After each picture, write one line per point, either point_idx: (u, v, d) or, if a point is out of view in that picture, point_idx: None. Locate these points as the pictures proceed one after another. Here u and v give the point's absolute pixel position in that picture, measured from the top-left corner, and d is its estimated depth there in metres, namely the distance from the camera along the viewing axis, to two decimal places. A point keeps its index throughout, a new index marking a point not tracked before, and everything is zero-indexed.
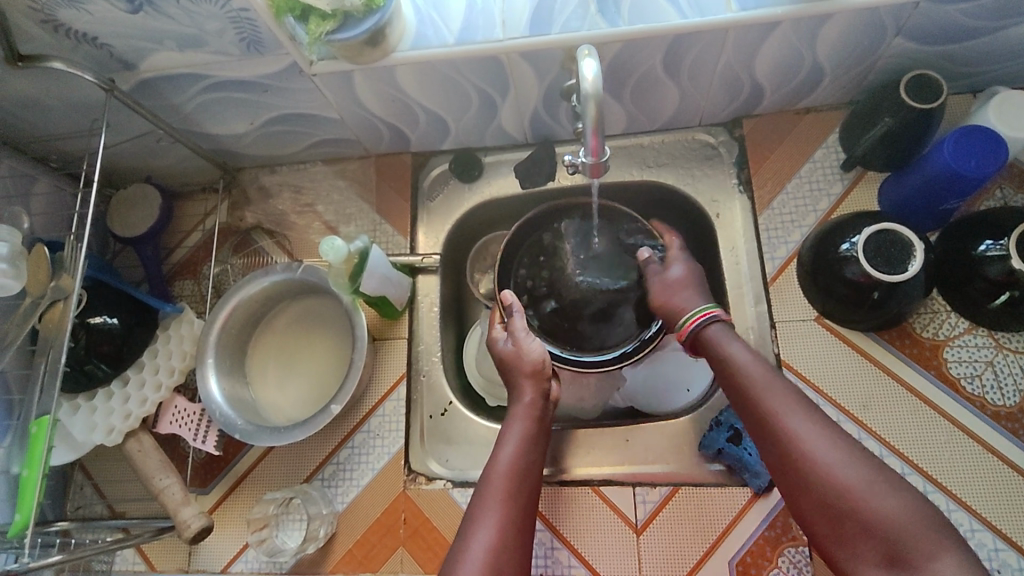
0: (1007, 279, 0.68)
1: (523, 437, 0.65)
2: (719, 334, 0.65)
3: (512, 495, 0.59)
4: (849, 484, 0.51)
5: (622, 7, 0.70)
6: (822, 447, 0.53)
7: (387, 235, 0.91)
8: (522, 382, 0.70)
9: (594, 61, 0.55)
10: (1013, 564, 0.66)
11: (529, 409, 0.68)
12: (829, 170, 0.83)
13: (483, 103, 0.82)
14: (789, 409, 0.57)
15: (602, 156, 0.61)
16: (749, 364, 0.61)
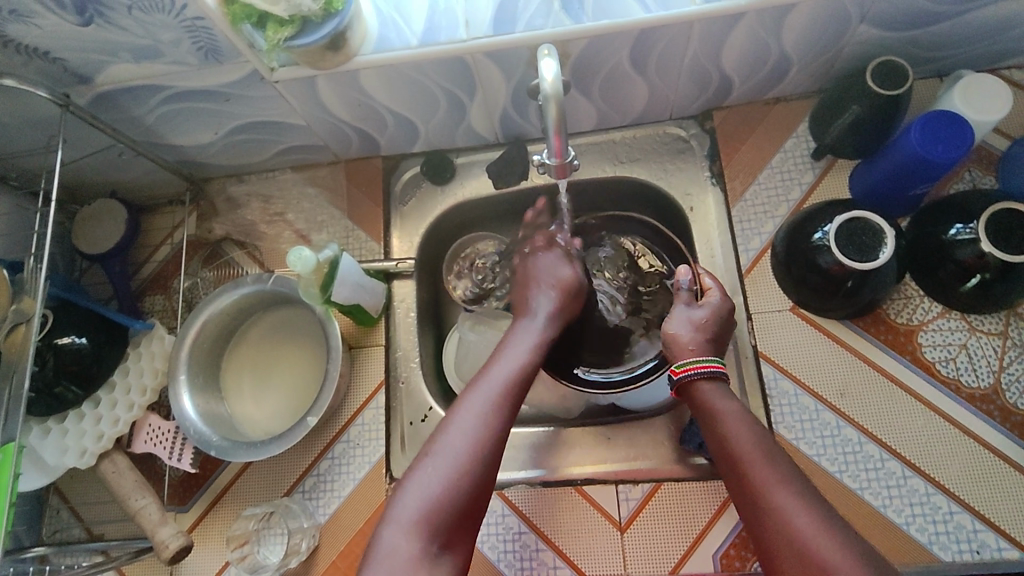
0: (977, 262, 0.68)
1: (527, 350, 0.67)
2: (712, 392, 0.61)
3: (507, 389, 0.61)
4: (838, 564, 0.47)
5: (586, 4, 0.70)
6: (816, 528, 0.50)
7: (360, 241, 0.90)
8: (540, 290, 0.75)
9: (553, 61, 0.55)
10: (991, 545, 0.67)
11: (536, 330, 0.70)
12: (800, 159, 0.83)
13: (451, 104, 0.81)
14: (778, 481, 0.53)
15: (567, 156, 0.60)
16: (740, 428, 0.57)
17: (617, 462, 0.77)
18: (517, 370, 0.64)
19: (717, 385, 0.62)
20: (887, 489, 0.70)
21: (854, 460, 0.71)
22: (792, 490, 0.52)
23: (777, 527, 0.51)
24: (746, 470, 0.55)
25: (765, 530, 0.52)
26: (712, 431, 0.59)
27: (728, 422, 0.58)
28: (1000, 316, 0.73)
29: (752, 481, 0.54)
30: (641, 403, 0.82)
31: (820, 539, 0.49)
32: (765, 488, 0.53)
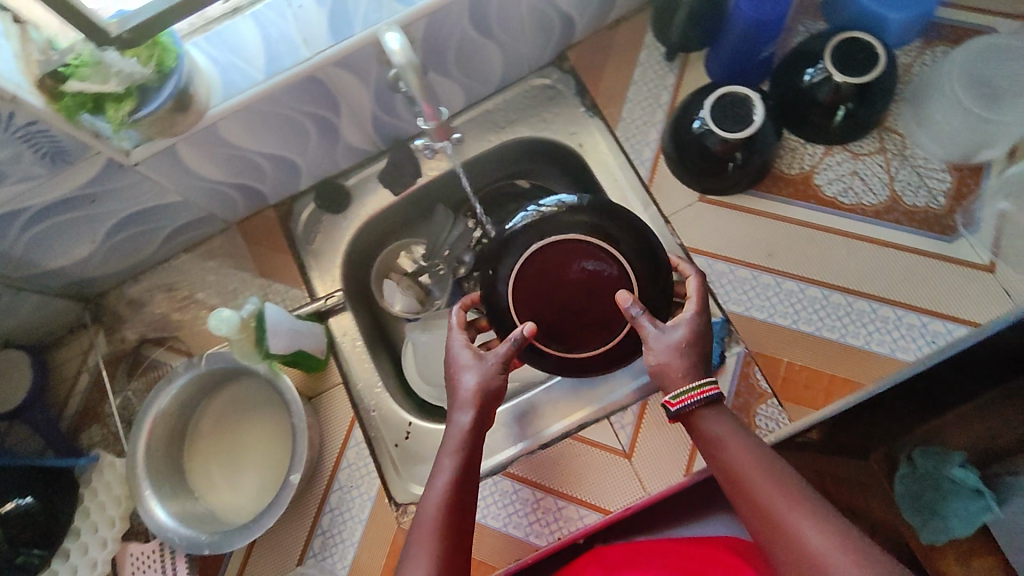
0: (835, 98, 0.75)
1: (460, 451, 0.59)
2: (711, 414, 0.58)
3: (450, 531, 0.54)
4: None
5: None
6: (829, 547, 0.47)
7: (282, 292, 0.87)
8: (464, 401, 0.60)
9: (397, 36, 0.58)
10: (942, 331, 0.73)
11: (467, 424, 0.60)
12: (657, 66, 0.87)
13: (321, 127, 0.80)
14: (784, 499, 0.51)
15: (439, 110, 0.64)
16: (742, 450, 0.55)
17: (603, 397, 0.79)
18: (453, 494, 0.56)
19: (713, 411, 0.57)
20: (840, 321, 0.74)
21: (803, 307, 0.75)
22: (803, 512, 0.50)
23: (791, 549, 0.49)
24: (751, 494, 0.52)
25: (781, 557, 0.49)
26: (715, 453, 0.56)
27: (730, 444, 0.55)
28: (874, 136, 0.80)
29: (762, 507, 0.51)
30: None
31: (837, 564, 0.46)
32: (773, 510, 0.51)
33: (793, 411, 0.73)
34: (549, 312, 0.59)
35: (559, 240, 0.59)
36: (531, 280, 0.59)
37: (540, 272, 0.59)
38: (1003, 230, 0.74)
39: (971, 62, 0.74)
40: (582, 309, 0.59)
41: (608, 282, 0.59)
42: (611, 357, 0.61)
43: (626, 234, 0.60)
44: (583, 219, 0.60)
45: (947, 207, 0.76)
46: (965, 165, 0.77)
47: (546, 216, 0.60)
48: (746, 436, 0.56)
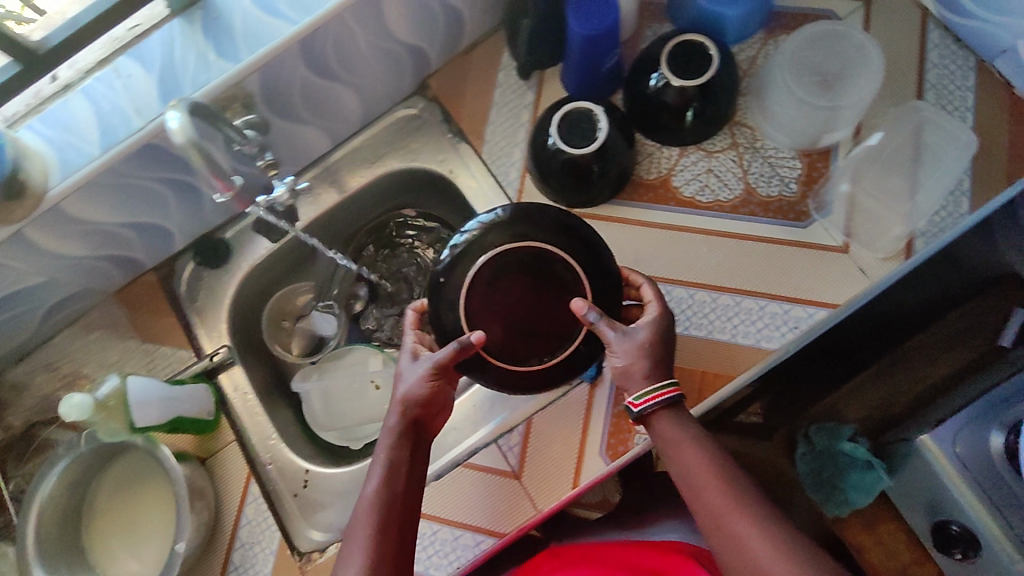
0: (681, 100, 0.76)
1: (391, 451, 0.66)
2: (668, 420, 0.63)
3: (384, 523, 0.64)
4: None
5: (233, 33, 0.69)
6: (768, 550, 0.56)
7: (168, 356, 0.86)
8: (395, 406, 0.68)
9: (178, 113, 0.58)
10: (803, 316, 0.75)
11: (394, 426, 0.67)
12: (515, 85, 0.87)
13: (180, 189, 0.79)
14: (735, 514, 0.58)
15: (233, 184, 0.68)
16: (697, 458, 0.61)
17: (490, 420, 0.81)
18: (384, 492, 0.65)
19: (670, 416, 0.64)
20: (706, 318, 0.76)
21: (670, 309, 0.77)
22: (749, 520, 0.58)
23: (742, 558, 0.57)
24: (705, 500, 0.60)
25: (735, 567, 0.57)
26: (673, 461, 0.63)
27: (687, 452, 0.62)
28: (725, 132, 0.81)
29: (715, 511, 0.59)
30: None
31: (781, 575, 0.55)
32: (727, 522, 0.58)
33: None
34: (504, 319, 0.61)
35: (508, 248, 0.60)
36: (482, 290, 0.61)
37: (497, 281, 0.61)
38: (853, 209, 0.76)
39: (799, 51, 0.78)
40: (536, 319, 0.61)
41: (564, 290, 0.61)
42: (567, 367, 0.62)
43: (578, 245, 0.61)
44: (536, 232, 0.61)
45: (799, 194, 0.78)
46: (813, 149, 0.78)
47: (491, 228, 0.61)
48: (700, 442, 0.62)
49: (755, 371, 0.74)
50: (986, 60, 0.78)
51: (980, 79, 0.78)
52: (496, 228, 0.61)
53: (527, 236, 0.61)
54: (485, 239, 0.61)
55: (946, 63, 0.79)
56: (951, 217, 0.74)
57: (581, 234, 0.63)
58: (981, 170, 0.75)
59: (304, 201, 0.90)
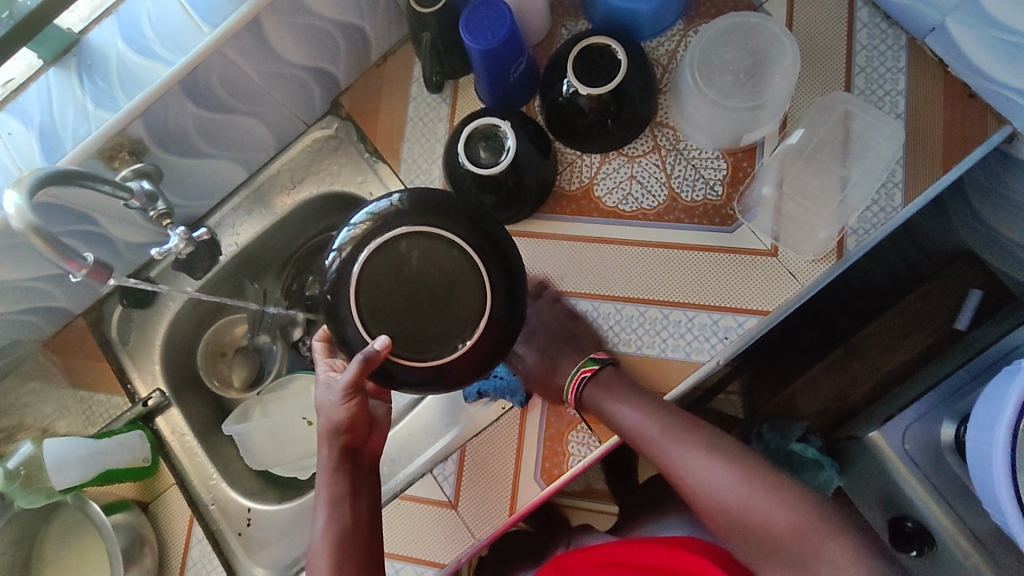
0: (597, 104, 0.72)
1: (331, 487, 0.63)
2: (595, 391, 0.70)
3: (342, 563, 0.62)
4: (734, 504, 0.63)
5: (110, 77, 0.67)
6: (721, 480, 0.64)
7: (104, 403, 0.85)
8: (321, 441, 0.64)
9: (15, 192, 0.56)
10: (732, 325, 0.71)
11: (329, 461, 0.64)
12: (429, 98, 0.84)
13: (90, 239, 0.77)
14: (678, 444, 0.67)
15: (89, 261, 0.61)
16: (633, 410, 0.68)
17: (448, 432, 0.79)
18: (334, 534, 0.62)
19: (597, 386, 0.70)
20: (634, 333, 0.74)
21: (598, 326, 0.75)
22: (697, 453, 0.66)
23: (700, 488, 0.65)
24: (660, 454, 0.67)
25: (699, 502, 0.65)
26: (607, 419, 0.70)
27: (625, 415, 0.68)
28: (647, 135, 0.78)
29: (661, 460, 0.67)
30: None
31: (738, 500, 0.63)
32: (672, 456, 0.66)
33: (602, 432, 0.73)
34: (402, 317, 0.55)
35: (402, 236, 0.56)
36: (376, 284, 0.55)
37: (391, 273, 0.55)
38: (780, 212, 0.73)
39: (709, 49, 0.74)
40: (438, 309, 0.55)
41: (466, 279, 0.56)
42: (481, 359, 0.57)
43: (477, 232, 0.57)
44: (431, 221, 0.56)
45: (724, 196, 0.74)
46: (737, 148, 0.75)
47: (380, 219, 0.56)
48: (627, 390, 0.69)
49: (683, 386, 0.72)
50: (917, 36, 0.74)
51: (913, 57, 0.74)
52: (389, 214, 0.56)
53: (419, 223, 0.56)
54: (374, 230, 0.56)
55: (876, 43, 0.75)
56: (883, 212, 0.71)
57: (482, 221, 0.58)
58: (915, 158, 0.72)
59: (227, 233, 0.88)
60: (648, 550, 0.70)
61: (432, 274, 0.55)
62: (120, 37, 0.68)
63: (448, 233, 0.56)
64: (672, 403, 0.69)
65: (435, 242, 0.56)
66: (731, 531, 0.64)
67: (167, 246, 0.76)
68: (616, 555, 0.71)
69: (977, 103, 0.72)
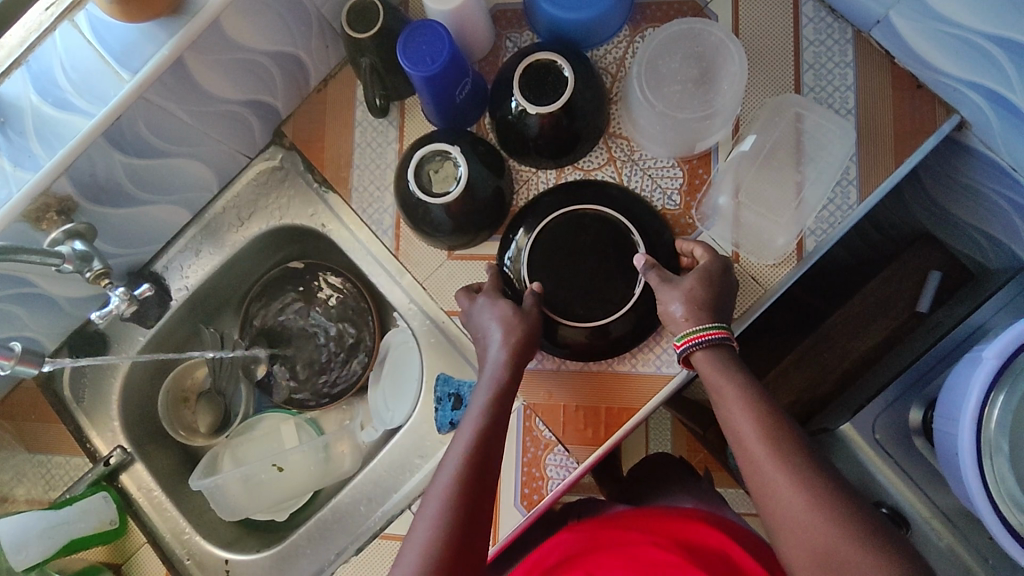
0: (549, 120, 0.70)
1: (484, 417, 0.63)
2: (703, 358, 0.64)
3: (465, 490, 0.59)
4: (821, 535, 0.54)
5: (26, 131, 0.63)
6: (808, 508, 0.55)
7: (63, 465, 0.82)
8: (495, 337, 0.67)
9: None
10: None
11: (492, 394, 0.65)
12: (375, 122, 0.81)
13: (28, 300, 0.73)
14: (781, 463, 0.58)
15: (16, 350, 0.65)
16: (743, 409, 0.61)
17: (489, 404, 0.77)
18: (483, 431, 0.62)
19: (717, 359, 0.64)
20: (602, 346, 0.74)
21: None
22: (788, 473, 0.57)
23: (780, 512, 0.57)
24: (750, 458, 0.60)
25: (776, 529, 0.57)
26: (724, 416, 0.63)
27: (733, 408, 0.62)
28: (601, 147, 0.76)
29: (754, 467, 0.59)
30: (398, 416, 0.82)
31: (823, 542, 0.54)
32: (762, 470, 0.58)
33: (579, 452, 0.72)
34: (561, 281, 0.72)
35: (586, 210, 0.72)
36: (547, 245, 0.72)
37: (561, 240, 0.72)
38: (739, 222, 0.73)
39: (655, 58, 0.73)
40: (590, 284, 0.71)
41: (616, 252, 0.71)
42: (602, 337, 0.71)
43: (642, 226, 0.72)
44: (610, 206, 0.72)
45: (683, 205, 0.74)
46: (692, 155, 0.74)
47: (573, 196, 0.74)
48: (740, 392, 0.62)
49: (654, 401, 0.72)
50: (863, 29, 0.73)
51: (859, 51, 0.74)
52: (582, 199, 0.73)
53: (597, 204, 0.73)
54: (566, 202, 0.73)
55: (823, 38, 0.74)
56: (840, 209, 0.71)
57: (633, 203, 0.73)
58: (867, 154, 0.72)
59: (176, 278, 0.85)
60: (664, 519, 0.77)
61: (594, 251, 0.72)
62: (33, 89, 0.64)
63: (619, 218, 0.71)
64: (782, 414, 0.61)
65: (607, 220, 0.72)
66: None
67: (108, 308, 0.73)
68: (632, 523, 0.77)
69: (925, 93, 0.72)
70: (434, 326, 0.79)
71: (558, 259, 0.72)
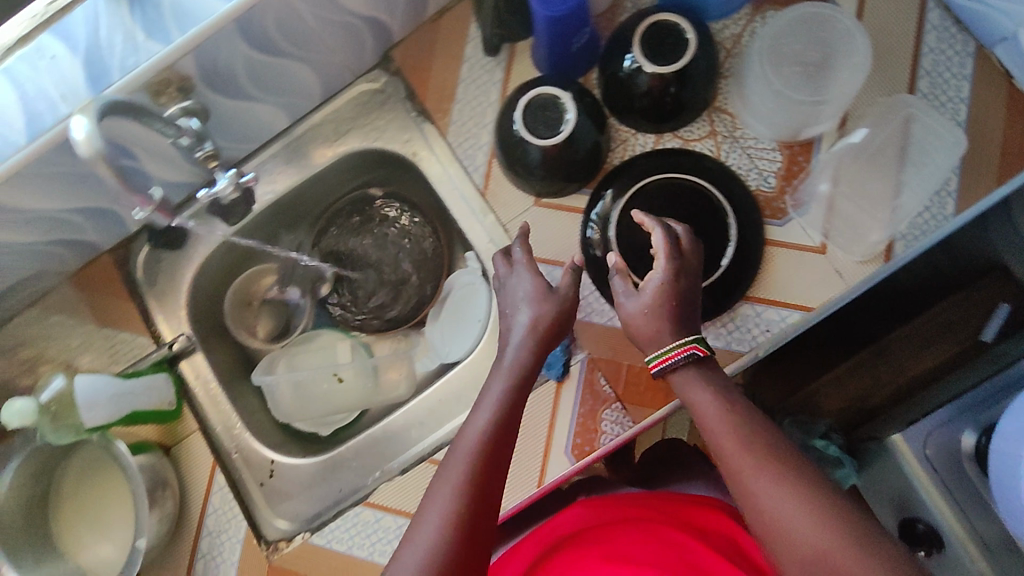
0: (658, 82, 0.70)
1: (501, 405, 0.60)
2: (681, 375, 0.60)
3: (482, 467, 0.55)
4: (814, 544, 0.49)
5: (161, 8, 0.65)
6: (793, 512, 0.50)
7: (128, 342, 0.84)
8: (520, 314, 0.64)
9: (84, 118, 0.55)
10: (774, 318, 0.72)
11: (515, 373, 0.61)
12: (483, 61, 0.82)
13: (126, 174, 0.75)
14: (760, 467, 0.53)
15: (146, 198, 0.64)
16: (717, 415, 0.56)
17: None
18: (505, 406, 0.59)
19: (694, 372, 0.59)
20: None
21: None
22: (770, 476, 0.52)
23: (768, 520, 0.51)
24: (728, 467, 0.55)
25: (764, 536, 0.52)
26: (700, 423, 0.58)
27: (707, 415, 0.57)
28: (704, 119, 0.76)
29: (735, 477, 0.54)
30: (458, 351, 0.84)
31: (812, 546, 0.49)
32: (744, 480, 0.53)
33: (636, 413, 0.73)
34: (649, 243, 0.73)
35: (685, 179, 0.74)
36: (639, 206, 0.74)
37: (656, 201, 0.74)
38: (833, 214, 0.72)
39: (776, 38, 0.73)
40: None
41: (708, 221, 0.72)
42: None
43: (738, 203, 0.73)
44: (710, 179, 0.74)
45: (778, 189, 0.74)
46: (794, 141, 0.74)
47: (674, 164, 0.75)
48: (712, 394, 0.58)
49: None
50: (987, 44, 0.73)
51: (980, 64, 0.73)
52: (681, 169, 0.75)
53: (697, 175, 0.74)
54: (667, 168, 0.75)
55: (944, 47, 0.74)
56: (935, 219, 0.71)
57: (731, 180, 0.74)
58: (971, 169, 0.71)
59: (262, 183, 0.87)
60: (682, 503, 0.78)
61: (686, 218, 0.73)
62: None
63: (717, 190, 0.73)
64: (759, 411, 0.57)
65: (705, 191, 0.73)
66: None
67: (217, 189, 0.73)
68: (637, 513, 0.76)
69: None
70: None
71: (649, 221, 0.74)
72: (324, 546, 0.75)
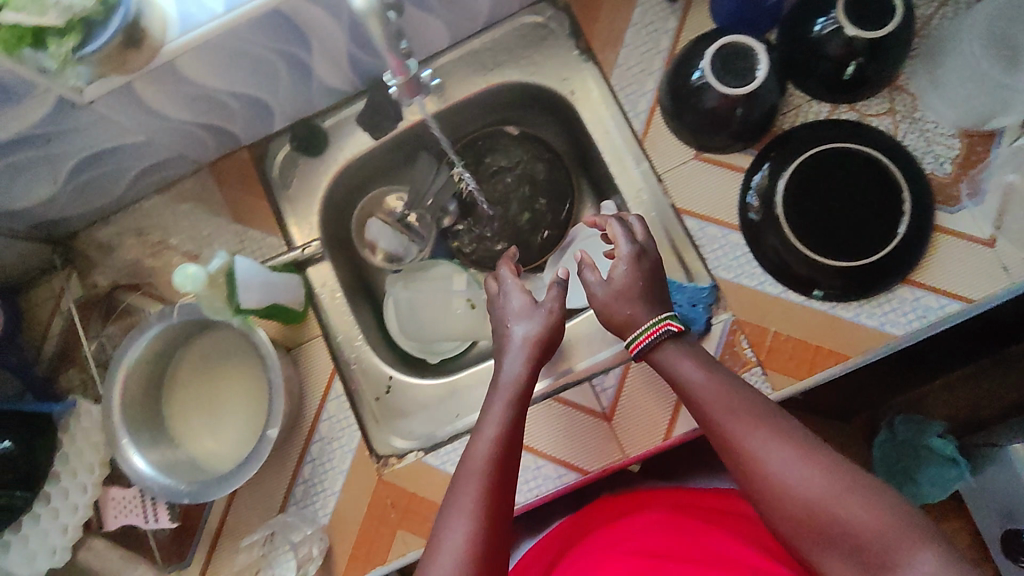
0: (846, 52, 0.69)
1: (508, 413, 0.64)
2: (669, 346, 0.64)
3: (500, 463, 0.60)
4: (813, 495, 0.52)
5: None
6: (788, 466, 0.54)
7: (256, 241, 0.83)
8: (516, 326, 0.69)
9: None
10: (934, 306, 0.71)
11: (520, 375, 0.66)
12: (658, 6, 0.79)
13: (292, 67, 0.74)
14: (755, 426, 0.56)
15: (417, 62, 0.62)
16: (709, 385, 0.60)
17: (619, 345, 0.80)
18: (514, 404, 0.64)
19: (672, 347, 0.64)
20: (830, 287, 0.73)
21: None
22: (767, 434, 0.55)
23: (765, 478, 0.55)
24: (720, 432, 0.58)
25: (760, 494, 0.55)
26: (689, 394, 0.61)
27: (697, 387, 0.61)
28: (883, 96, 0.75)
29: (728, 442, 0.57)
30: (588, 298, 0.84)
31: (812, 494, 0.52)
32: (742, 446, 0.56)
33: (776, 380, 0.72)
34: (819, 209, 0.73)
35: (864, 152, 0.73)
36: (813, 172, 0.74)
37: (831, 170, 0.74)
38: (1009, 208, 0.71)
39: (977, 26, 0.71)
40: (845, 221, 0.73)
41: (879, 201, 0.73)
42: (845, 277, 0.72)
43: (913, 185, 0.72)
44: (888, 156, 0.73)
45: (953, 176, 0.73)
46: (976, 130, 0.73)
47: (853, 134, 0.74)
48: (698, 364, 0.62)
49: (866, 356, 0.72)
50: None
51: None
52: (859, 140, 0.74)
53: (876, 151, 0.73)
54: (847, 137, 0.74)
55: None
56: None
57: (906, 161, 0.73)
58: None
59: None
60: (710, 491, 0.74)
61: (856, 192, 0.73)
62: None
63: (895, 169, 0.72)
64: (743, 380, 0.61)
65: (882, 167, 0.73)
66: (805, 535, 0.53)
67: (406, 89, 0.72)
68: (658, 493, 0.75)
69: None
70: (658, 218, 0.80)
71: (820, 188, 0.74)
72: (437, 466, 0.75)
